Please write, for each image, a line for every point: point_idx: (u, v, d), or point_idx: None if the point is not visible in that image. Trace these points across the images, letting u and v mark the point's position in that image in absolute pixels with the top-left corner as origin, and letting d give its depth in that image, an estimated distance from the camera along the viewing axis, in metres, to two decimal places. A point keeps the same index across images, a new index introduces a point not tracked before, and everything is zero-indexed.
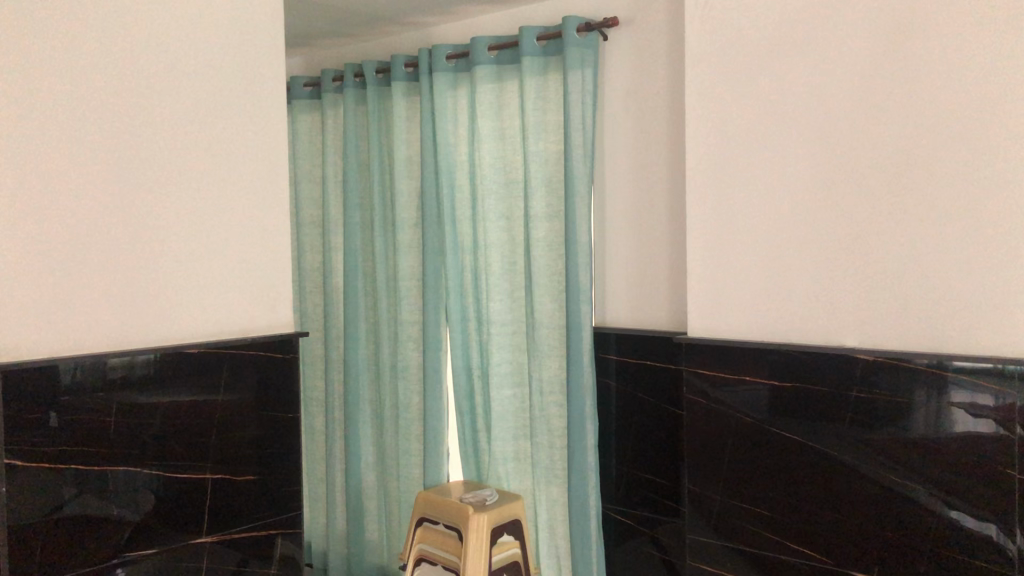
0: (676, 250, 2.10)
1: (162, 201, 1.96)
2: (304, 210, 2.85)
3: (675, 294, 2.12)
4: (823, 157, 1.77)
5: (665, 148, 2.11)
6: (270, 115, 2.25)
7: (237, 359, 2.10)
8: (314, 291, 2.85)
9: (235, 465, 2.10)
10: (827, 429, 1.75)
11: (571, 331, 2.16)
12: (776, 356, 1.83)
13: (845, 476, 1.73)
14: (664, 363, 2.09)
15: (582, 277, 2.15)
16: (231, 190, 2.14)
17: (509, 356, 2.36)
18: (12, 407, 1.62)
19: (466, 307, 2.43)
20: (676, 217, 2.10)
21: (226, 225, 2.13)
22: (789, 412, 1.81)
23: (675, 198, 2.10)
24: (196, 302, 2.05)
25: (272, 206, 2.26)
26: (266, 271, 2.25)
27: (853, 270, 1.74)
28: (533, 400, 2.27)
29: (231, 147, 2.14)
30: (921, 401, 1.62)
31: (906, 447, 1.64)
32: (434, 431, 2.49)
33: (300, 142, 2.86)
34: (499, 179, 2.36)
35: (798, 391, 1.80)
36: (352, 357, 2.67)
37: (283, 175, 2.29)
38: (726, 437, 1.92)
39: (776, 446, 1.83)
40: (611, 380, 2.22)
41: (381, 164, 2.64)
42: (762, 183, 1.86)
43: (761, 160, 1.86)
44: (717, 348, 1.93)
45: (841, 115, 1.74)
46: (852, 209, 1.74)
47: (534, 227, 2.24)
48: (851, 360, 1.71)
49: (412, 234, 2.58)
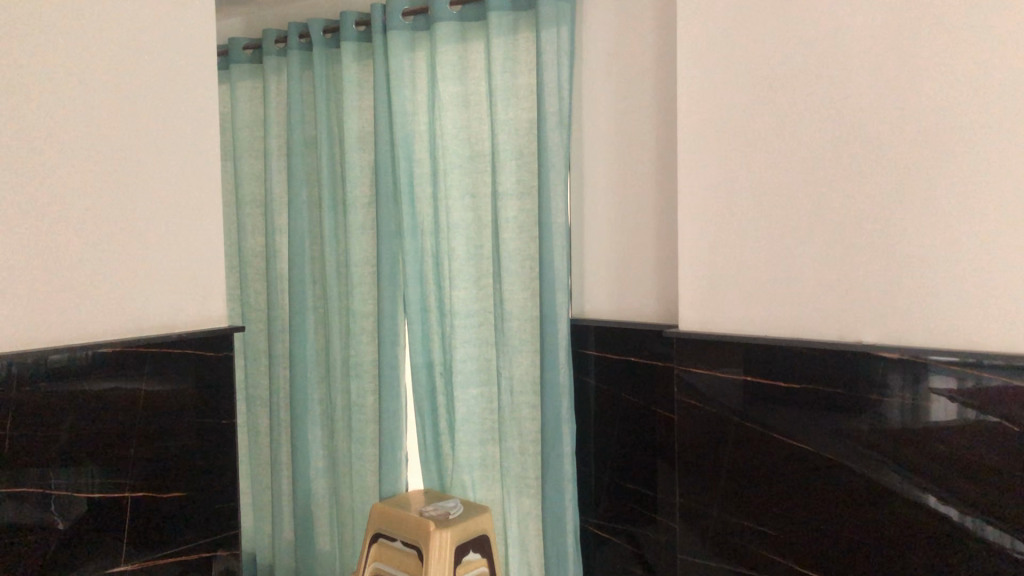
0: (667, 233, 1.85)
1: (67, 177, 1.67)
2: (246, 187, 2.57)
3: (664, 283, 1.86)
4: (835, 125, 1.51)
5: (653, 115, 1.86)
6: (193, 79, 1.94)
7: (161, 361, 1.82)
8: (256, 278, 2.56)
9: (162, 480, 1.83)
10: (804, 424, 1.54)
11: (544, 324, 1.91)
12: (770, 352, 1.58)
13: (832, 481, 1.51)
14: (644, 358, 1.86)
15: (557, 262, 1.90)
16: (153, 165, 1.84)
17: (475, 351, 2.10)
18: None
19: (426, 295, 2.18)
20: (668, 197, 1.85)
21: (147, 205, 1.83)
22: (766, 408, 1.60)
23: (667, 173, 1.85)
24: (111, 294, 1.75)
25: (197, 182, 1.95)
26: (192, 258, 1.95)
27: (871, 256, 1.48)
28: (502, 402, 2.01)
29: (150, 115, 1.84)
30: (894, 386, 1.42)
31: (887, 437, 1.44)
32: (390, 435, 2.23)
33: (240, 113, 2.57)
34: (464, 151, 2.09)
35: (774, 389, 1.58)
36: (300, 351, 2.40)
37: (210, 146, 1.98)
38: (715, 443, 1.69)
39: (770, 454, 1.60)
40: (589, 378, 1.97)
41: (330, 135, 2.36)
42: (762, 156, 1.61)
43: (764, 129, 1.60)
44: (701, 344, 1.70)
45: (857, 75, 1.48)
46: (869, 185, 1.48)
47: (502, 205, 1.98)
48: (833, 353, 1.49)
49: (366, 214, 2.30)
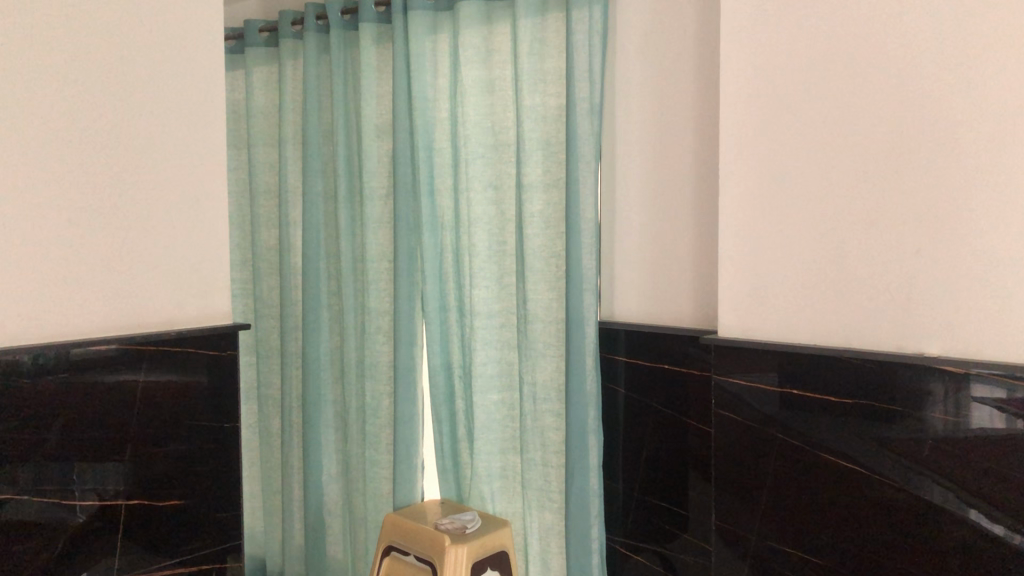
0: (706, 232, 1.70)
1: (62, 162, 1.55)
2: (259, 177, 2.45)
3: (702, 287, 1.71)
4: (896, 112, 1.35)
5: (692, 103, 1.71)
6: (195, 60, 1.81)
7: (164, 359, 1.71)
8: (270, 272, 2.45)
9: (161, 488, 1.72)
10: (842, 436, 1.39)
11: (571, 327, 1.77)
12: (811, 362, 1.43)
13: (872, 497, 1.36)
14: (672, 365, 1.72)
15: (586, 261, 1.77)
16: (157, 152, 1.73)
17: (497, 355, 1.97)
18: None
19: (446, 293, 2.04)
20: (709, 192, 1.69)
21: (150, 193, 1.72)
22: (799, 419, 1.45)
23: (707, 166, 1.69)
24: (110, 289, 1.64)
25: (200, 170, 1.83)
26: (195, 251, 1.83)
27: (934, 258, 1.32)
28: (524, 409, 1.88)
29: (154, 96, 1.72)
30: (936, 393, 1.27)
31: (928, 447, 1.29)
32: (405, 441, 2.10)
33: (256, 99, 2.45)
34: (487, 140, 1.95)
35: (808, 399, 1.44)
36: (313, 350, 2.28)
37: (213, 132, 1.86)
38: (749, 460, 1.54)
39: (807, 473, 1.45)
40: (618, 385, 1.83)
41: (347, 123, 2.24)
42: (814, 147, 1.45)
43: (817, 117, 1.45)
44: (738, 352, 1.55)
45: (923, 55, 1.32)
46: (934, 179, 1.32)
47: (528, 198, 1.84)
48: (871, 365, 1.35)
49: (383, 207, 2.17)
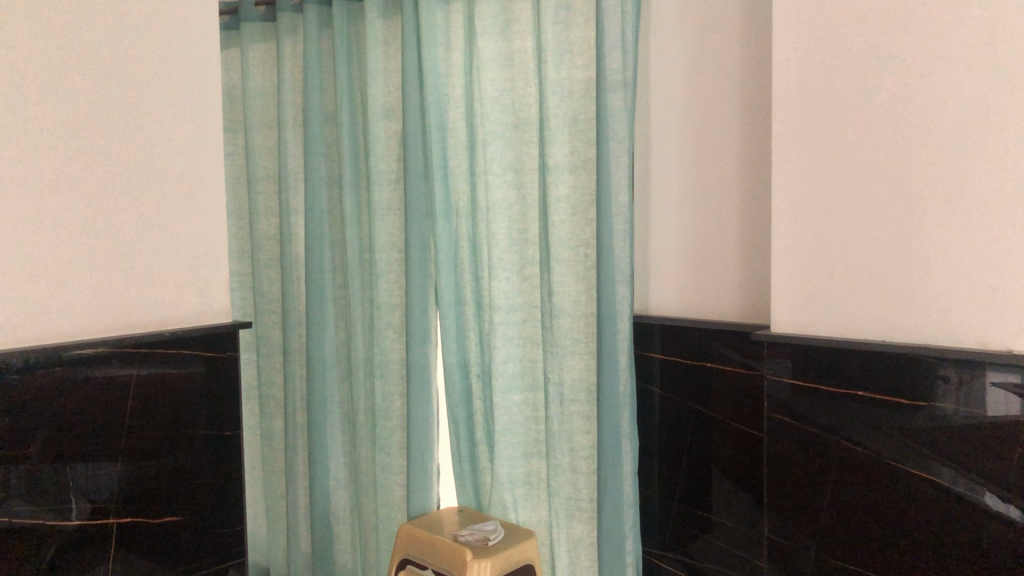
0: (755, 218, 1.53)
1: (10, 153, 1.43)
2: (258, 162, 2.30)
3: (749, 279, 1.55)
4: (969, 83, 1.19)
5: (738, 75, 1.53)
6: (165, 39, 1.67)
7: (160, 367, 1.59)
8: (270, 263, 2.29)
9: (155, 503, 1.59)
10: (862, 428, 1.31)
11: (603, 322, 1.62)
12: (861, 359, 1.30)
13: (899, 493, 1.28)
14: (694, 361, 1.59)
15: (619, 251, 1.62)
16: (126, 139, 1.60)
17: (519, 352, 1.81)
18: None
19: (462, 285, 1.89)
20: (760, 174, 1.52)
21: (125, 185, 1.60)
22: (819, 414, 1.37)
23: (759, 145, 1.51)
24: (75, 290, 1.51)
25: (175, 157, 1.69)
26: (174, 245, 1.69)
27: (1015, 248, 1.16)
28: (550, 411, 1.73)
29: (130, 79, 1.61)
30: (948, 379, 1.21)
31: (940, 434, 1.22)
32: (420, 445, 1.95)
33: (253, 80, 2.28)
34: (507, 118, 1.79)
35: (832, 395, 1.35)
36: (317, 347, 2.12)
37: (189, 116, 1.71)
38: (788, 463, 1.43)
39: (837, 472, 1.36)
40: (654, 385, 1.68)
41: (352, 104, 2.08)
42: (875, 123, 1.30)
43: (878, 90, 1.29)
44: (787, 349, 1.41)
45: (1000, 18, 1.15)
46: (1013, 159, 1.15)
47: (553, 181, 1.69)
48: (892, 357, 1.27)
49: (392, 192, 2.02)
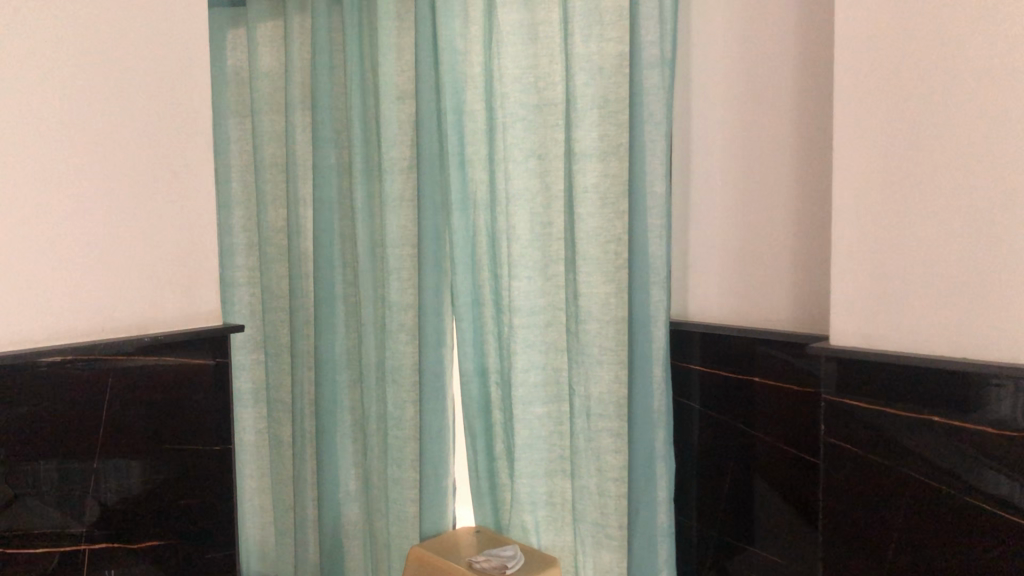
0: (809, 213, 1.33)
1: None
2: (265, 148, 2.13)
3: (803, 283, 1.34)
4: None
5: (793, 46, 1.33)
6: (143, 16, 1.52)
7: (121, 378, 1.46)
8: (279, 258, 2.13)
9: (147, 526, 1.52)
10: (904, 447, 1.16)
11: (634, 328, 1.44)
12: (909, 374, 1.14)
13: (960, 518, 1.11)
14: (737, 375, 1.40)
15: (653, 249, 1.43)
16: (98, 127, 1.47)
17: (542, 359, 1.63)
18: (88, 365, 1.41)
19: (481, 284, 1.71)
20: (819, 161, 1.31)
21: (96, 176, 1.47)
22: (859, 434, 1.21)
23: (817, 128, 1.31)
24: (37, 289, 1.40)
25: (157, 145, 1.54)
26: (154, 240, 1.55)
27: None
28: (575, 426, 1.55)
29: (101, 61, 1.47)
30: (999, 389, 1.05)
31: (993, 448, 1.07)
32: (434, 458, 1.78)
33: (261, 61, 2.12)
34: (529, 98, 1.60)
35: (886, 416, 1.18)
36: (326, 350, 1.97)
37: (173, 100, 1.56)
38: (837, 493, 1.24)
39: (883, 498, 1.19)
40: (693, 401, 1.48)
41: (363, 85, 1.90)
42: (953, 104, 1.09)
43: (956, 64, 1.09)
44: (841, 366, 1.22)
45: None
46: None
47: (580, 169, 1.50)
48: (934, 370, 1.11)
49: (406, 180, 1.84)
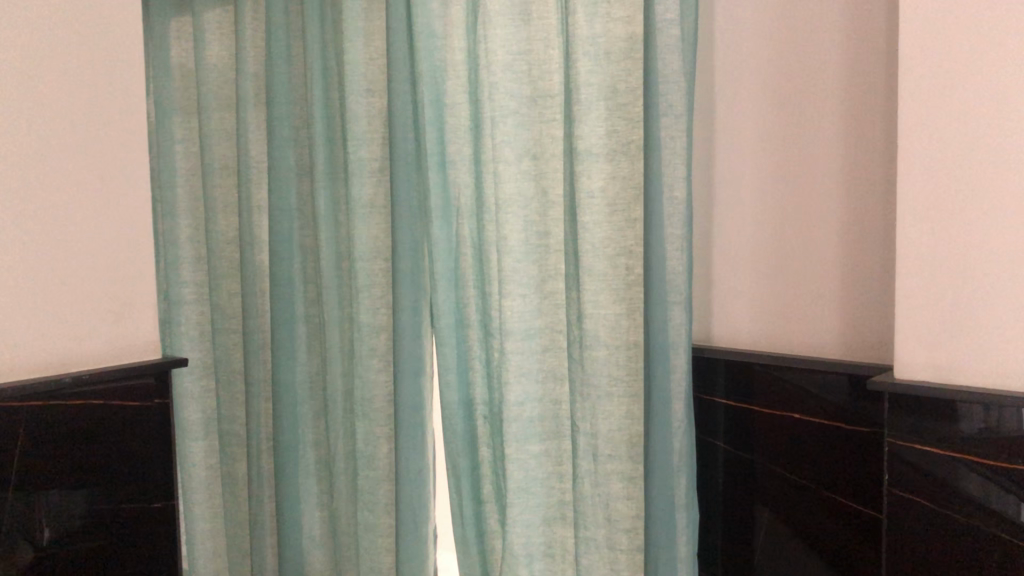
0: (866, 225, 1.15)
1: None
2: (212, 149, 1.89)
3: (858, 306, 1.17)
4: None
5: (841, 30, 1.16)
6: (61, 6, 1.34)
7: (51, 416, 1.29)
8: (230, 274, 1.89)
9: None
10: (988, 502, 0.97)
11: (652, 355, 1.23)
12: (993, 416, 0.96)
13: None
14: (772, 410, 1.20)
15: (674, 262, 1.22)
16: (18, 131, 1.29)
17: (538, 389, 1.40)
18: (88, 392, 1.33)
19: (465, 303, 1.49)
20: (880, 167, 1.14)
21: (15, 188, 1.29)
22: (930, 483, 1.01)
23: (880, 129, 1.14)
24: None
25: (84, 150, 1.37)
26: (81, 256, 1.37)
27: None
28: (579, 468, 1.33)
29: (17, 57, 1.29)
30: None
31: None
32: (411, 503, 1.55)
33: (208, 51, 1.87)
34: (521, 88, 1.38)
35: (965, 463, 0.98)
36: (287, 378, 1.73)
37: (100, 99, 1.39)
38: (904, 554, 1.04)
39: (961, 561, 1.00)
40: (718, 439, 1.27)
41: (325, 76, 1.67)
42: None
43: None
44: (906, 402, 1.02)
45: None
46: None
47: (584, 169, 1.29)
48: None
49: (376, 184, 1.61)
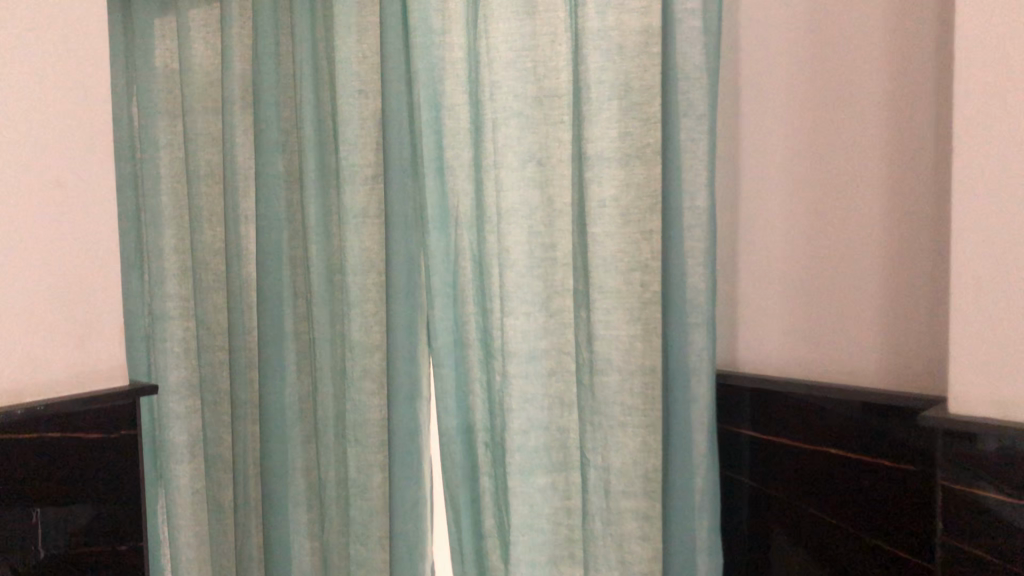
0: (912, 238, 1.04)
1: None
2: (197, 154, 1.77)
3: (903, 328, 1.05)
4: None
5: (885, 24, 1.05)
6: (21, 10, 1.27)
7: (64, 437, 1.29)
8: (215, 287, 1.77)
9: None
10: None
11: (670, 381, 1.11)
12: None
13: None
14: (805, 444, 1.08)
15: (695, 278, 1.10)
16: None
17: (544, 417, 1.28)
18: (101, 421, 1.33)
19: (465, 321, 1.37)
20: (928, 173, 1.03)
21: None
22: (989, 532, 0.89)
23: (929, 131, 1.03)
24: None
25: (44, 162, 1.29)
26: (38, 276, 1.29)
27: None
28: (588, 504, 1.21)
29: None
30: None
31: None
32: (406, 538, 1.42)
33: (192, 51, 1.76)
34: (526, 87, 1.26)
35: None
36: (274, 400, 1.61)
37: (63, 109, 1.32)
38: None
39: None
40: (743, 475, 1.15)
41: (316, 76, 1.55)
42: None
43: None
44: (961, 441, 0.90)
45: None
46: None
47: (594, 176, 1.17)
48: None
49: (369, 192, 1.49)
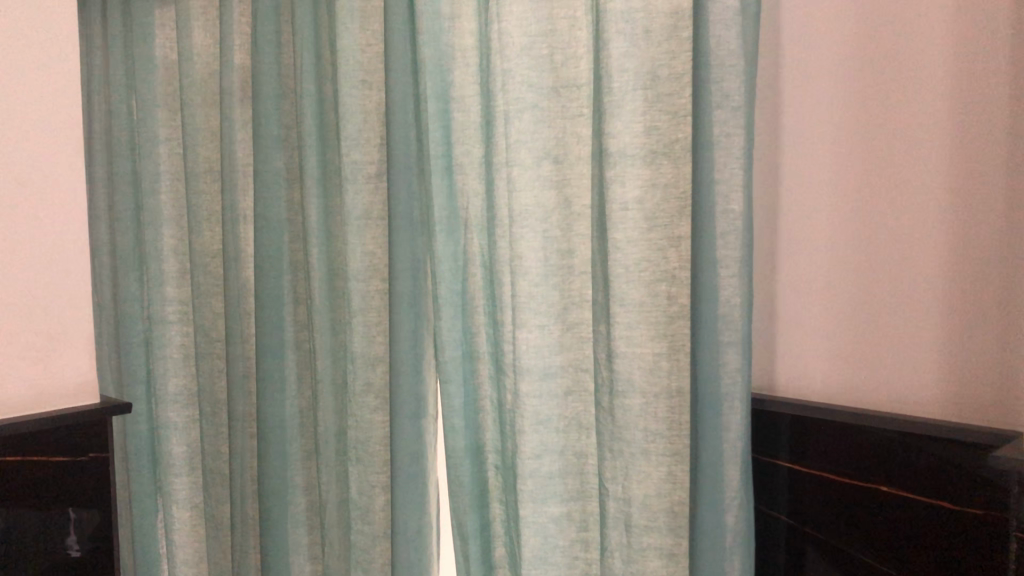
0: (980, 249, 0.91)
1: None
2: (196, 150, 1.67)
3: (968, 350, 0.92)
4: None
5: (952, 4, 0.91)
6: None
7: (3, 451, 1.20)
8: (215, 291, 1.67)
9: None
10: None
11: (700, 406, 0.99)
12: None
13: None
14: (853, 480, 0.96)
15: (727, 291, 0.98)
16: None
17: (559, 439, 1.16)
18: (48, 436, 1.24)
19: (474, 332, 1.26)
20: (1000, 174, 0.90)
21: None
22: None
23: (1002, 124, 0.89)
24: None
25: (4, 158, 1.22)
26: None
27: None
28: (609, 540, 1.10)
29: None
30: None
31: None
32: (409, 566, 1.31)
33: (191, 40, 1.66)
34: (541, 76, 1.14)
35: None
36: (271, 412, 1.51)
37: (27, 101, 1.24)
38: None
39: None
40: (783, 512, 1.03)
41: (319, 65, 1.45)
42: None
43: None
44: None
45: None
46: None
47: (616, 174, 1.05)
48: None
49: (374, 190, 1.38)
